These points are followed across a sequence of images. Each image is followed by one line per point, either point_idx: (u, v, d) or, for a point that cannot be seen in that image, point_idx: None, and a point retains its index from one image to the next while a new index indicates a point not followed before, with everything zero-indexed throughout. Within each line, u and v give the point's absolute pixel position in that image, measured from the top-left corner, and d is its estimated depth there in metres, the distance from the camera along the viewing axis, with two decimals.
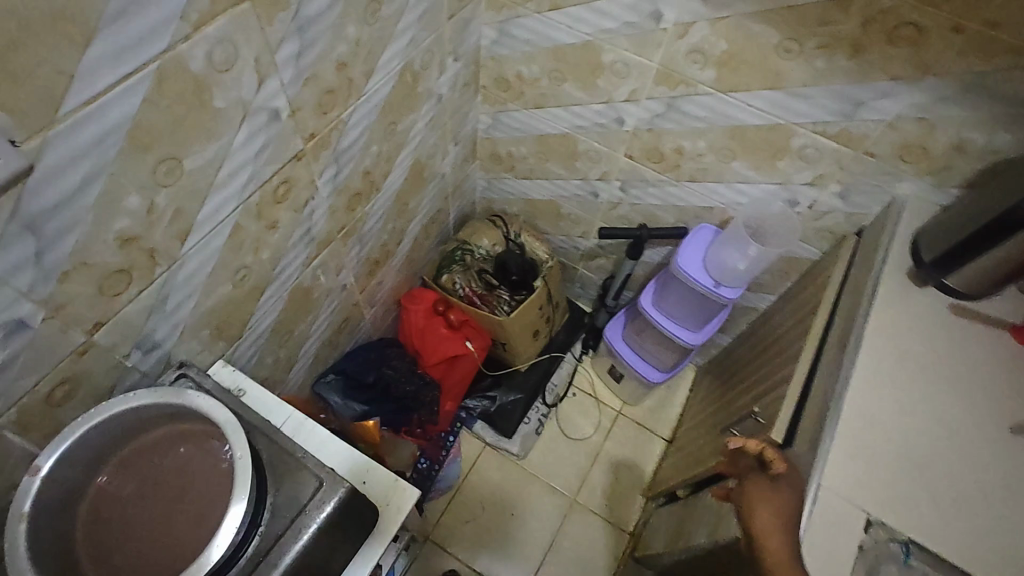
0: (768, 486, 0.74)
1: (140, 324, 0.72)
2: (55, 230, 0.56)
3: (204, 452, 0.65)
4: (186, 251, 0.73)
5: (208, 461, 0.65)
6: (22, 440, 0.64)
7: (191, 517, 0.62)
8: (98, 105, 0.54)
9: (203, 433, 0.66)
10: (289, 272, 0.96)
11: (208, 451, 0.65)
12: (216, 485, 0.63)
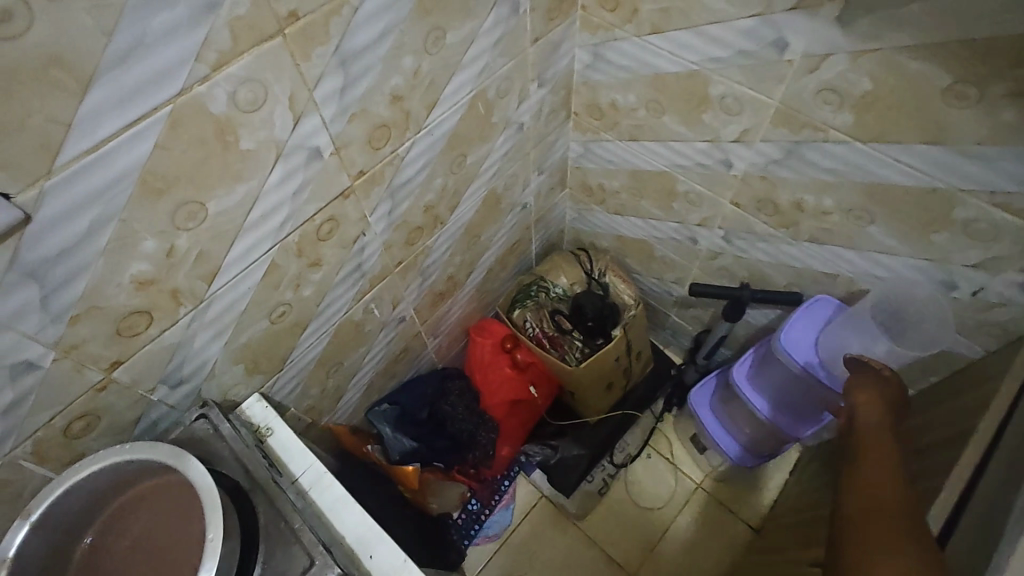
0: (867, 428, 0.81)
1: (164, 361, 0.70)
2: (60, 277, 0.54)
3: (183, 514, 0.63)
4: (213, 291, 0.70)
5: (185, 524, 0.63)
6: (40, 467, 0.65)
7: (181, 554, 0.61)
8: (101, 152, 0.50)
9: (185, 493, 0.64)
10: (336, 307, 0.92)
11: (186, 513, 0.63)
12: (186, 553, 0.61)
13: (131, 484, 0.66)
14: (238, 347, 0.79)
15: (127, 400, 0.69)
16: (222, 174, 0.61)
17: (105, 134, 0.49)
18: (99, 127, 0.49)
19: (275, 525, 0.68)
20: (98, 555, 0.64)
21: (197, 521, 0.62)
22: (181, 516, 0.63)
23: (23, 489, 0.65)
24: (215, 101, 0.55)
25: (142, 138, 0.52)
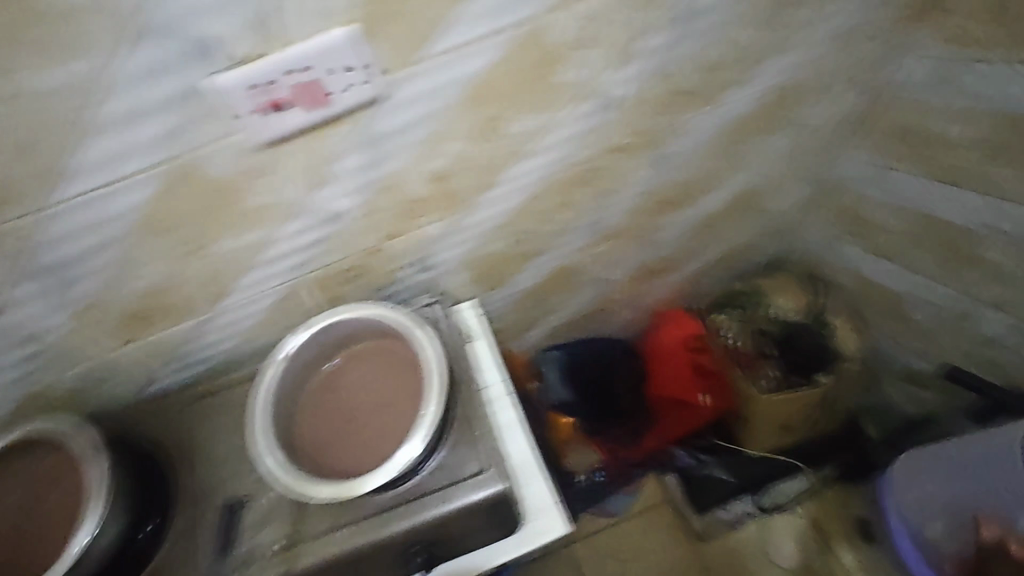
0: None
1: (421, 246, 0.79)
2: (387, 152, 0.64)
3: (404, 377, 0.73)
4: (486, 199, 0.78)
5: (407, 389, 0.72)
6: (310, 295, 0.79)
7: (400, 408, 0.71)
8: (457, 56, 0.58)
9: (407, 360, 0.74)
10: (561, 250, 0.95)
11: (405, 377, 0.73)
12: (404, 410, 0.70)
13: (367, 336, 0.76)
14: (475, 256, 0.87)
15: (381, 267, 0.80)
16: None
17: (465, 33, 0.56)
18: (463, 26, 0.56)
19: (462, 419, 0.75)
20: (326, 384, 0.76)
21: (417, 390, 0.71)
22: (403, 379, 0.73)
23: (293, 308, 0.80)
24: None
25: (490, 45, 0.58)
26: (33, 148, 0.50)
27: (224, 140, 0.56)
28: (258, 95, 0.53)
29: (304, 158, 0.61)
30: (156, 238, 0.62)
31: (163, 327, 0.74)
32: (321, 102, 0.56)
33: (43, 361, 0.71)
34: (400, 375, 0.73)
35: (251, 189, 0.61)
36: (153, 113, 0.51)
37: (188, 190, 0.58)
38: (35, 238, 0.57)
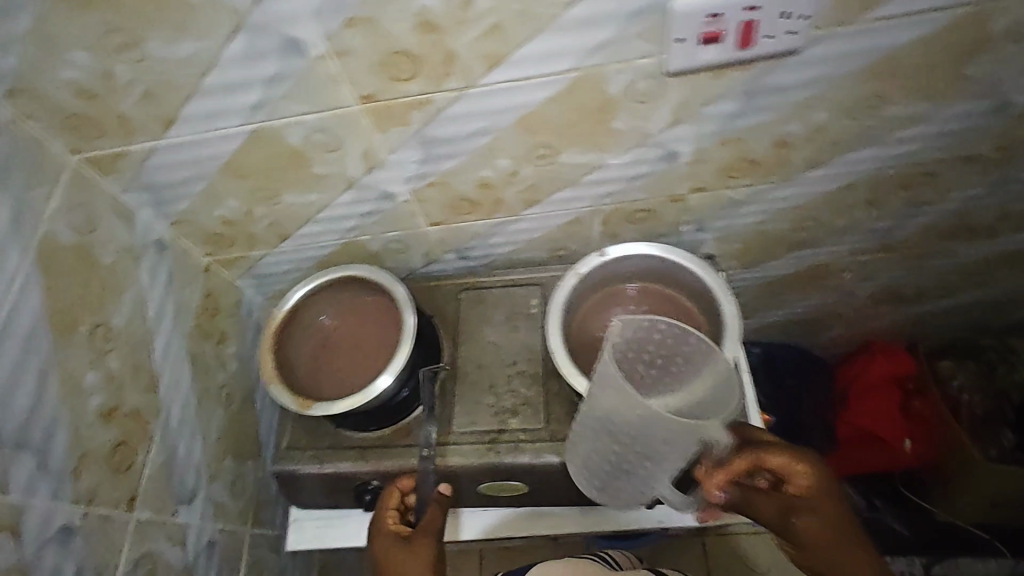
0: (790, 509, 0.63)
1: (716, 206, 0.80)
2: (758, 106, 0.63)
3: (688, 331, 0.75)
4: (801, 176, 0.75)
5: None
6: (596, 223, 0.83)
7: None
8: (890, 23, 0.54)
9: (694, 315, 0.76)
10: (832, 250, 0.92)
11: (689, 331, 0.75)
12: None
13: (656, 278, 0.78)
14: (753, 229, 0.86)
15: (670, 215, 0.82)
16: (932, 81, 0.61)
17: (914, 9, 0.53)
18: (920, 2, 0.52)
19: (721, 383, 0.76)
20: (603, 305, 0.78)
21: (704, 351, 0.73)
22: (687, 332, 0.75)
23: (574, 231, 0.85)
24: (1010, 16, 0.54)
25: (927, 26, 0.55)
26: (483, 27, 0.53)
27: (634, 61, 0.57)
28: (703, 24, 0.52)
29: (682, 99, 0.62)
30: (519, 139, 0.67)
31: (469, 218, 0.81)
32: (750, 43, 0.54)
33: (375, 219, 0.81)
34: (684, 327, 0.76)
35: (623, 113, 0.63)
36: (601, 23, 0.53)
37: (575, 101, 0.62)
38: (440, 113, 0.63)
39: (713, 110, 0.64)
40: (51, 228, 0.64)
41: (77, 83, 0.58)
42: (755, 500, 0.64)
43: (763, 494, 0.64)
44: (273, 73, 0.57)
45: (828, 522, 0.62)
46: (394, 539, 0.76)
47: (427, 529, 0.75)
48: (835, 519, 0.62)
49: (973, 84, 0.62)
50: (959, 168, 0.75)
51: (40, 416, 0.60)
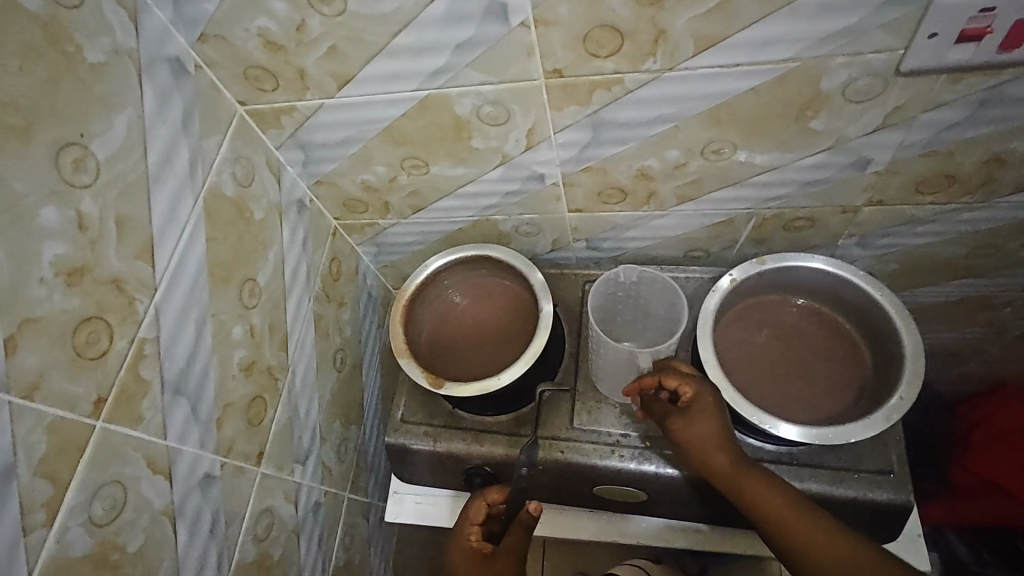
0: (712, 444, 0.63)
1: (889, 222, 0.73)
2: (986, 117, 0.57)
3: (850, 363, 0.70)
4: (1003, 200, 0.67)
5: (850, 375, 0.69)
6: (748, 229, 0.77)
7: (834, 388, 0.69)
8: None
9: (859, 348, 0.70)
10: (1003, 282, 0.82)
11: (851, 363, 0.70)
12: (838, 394, 0.68)
13: (821, 298, 0.73)
14: (923, 253, 0.78)
15: (835, 229, 0.75)
16: None
17: None
18: None
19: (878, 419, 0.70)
20: (758, 316, 0.73)
21: (866, 384, 0.68)
22: (849, 364, 0.70)
23: (722, 234, 0.79)
24: None
25: None
26: (710, 5, 0.49)
27: (867, 55, 0.52)
28: (969, 20, 0.47)
29: (902, 100, 0.56)
30: (700, 130, 0.62)
31: (614, 208, 0.77)
32: (1012, 46, 0.49)
33: (518, 199, 0.78)
34: (846, 358, 0.70)
35: (828, 110, 0.58)
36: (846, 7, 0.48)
37: (781, 93, 0.56)
38: (627, 96, 0.59)
39: (931, 115, 0.57)
40: (218, 177, 0.64)
41: (268, 32, 0.57)
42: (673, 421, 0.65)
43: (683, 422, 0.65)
44: (469, 37, 0.55)
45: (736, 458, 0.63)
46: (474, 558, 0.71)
47: (510, 551, 0.73)
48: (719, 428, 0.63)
49: None
50: None
51: (197, 362, 0.61)
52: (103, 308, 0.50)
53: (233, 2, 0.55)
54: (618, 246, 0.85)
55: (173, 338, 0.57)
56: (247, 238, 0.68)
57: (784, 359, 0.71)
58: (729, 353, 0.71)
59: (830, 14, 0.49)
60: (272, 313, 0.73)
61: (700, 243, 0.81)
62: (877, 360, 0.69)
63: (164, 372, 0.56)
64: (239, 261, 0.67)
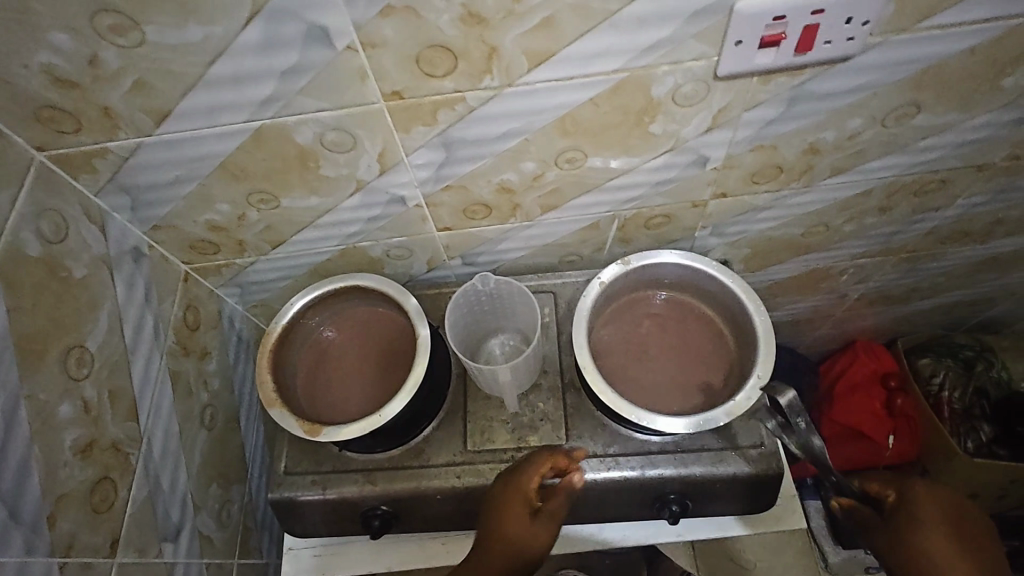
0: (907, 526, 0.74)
1: (735, 211, 0.78)
2: (797, 112, 0.62)
3: (715, 347, 0.74)
4: (824, 183, 0.74)
5: (715, 357, 0.73)
6: (612, 231, 0.80)
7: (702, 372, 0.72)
8: (940, 32, 0.54)
9: (721, 330, 0.75)
10: (839, 253, 0.92)
11: (716, 347, 0.74)
12: (704, 378, 0.72)
13: (683, 288, 0.76)
14: (769, 236, 0.85)
15: (691, 222, 0.80)
16: (964, 90, 0.62)
17: (961, 19, 0.53)
18: (967, 13, 0.53)
19: None
20: (630, 316, 0.76)
21: (729, 365, 0.72)
22: (715, 348, 0.74)
23: (590, 238, 0.81)
24: None
25: (969, 37, 0.55)
26: (534, 21, 0.49)
27: (687, 63, 0.55)
28: (766, 28, 0.51)
29: (724, 103, 0.60)
30: (550, 141, 0.63)
31: (483, 223, 0.76)
32: (806, 50, 0.54)
33: (383, 224, 0.75)
34: (711, 343, 0.74)
35: (663, 115, 0.61)
36: (657, 20, 0.50)
37: (618, 103, 0.58)
38: (471, 114, 0.58)
39: (751, 113, 0.62)
40: (15, 237, 0.55)
41: (53, 68, 0.50)
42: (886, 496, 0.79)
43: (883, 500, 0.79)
44: (293, 64, 0.51)
45: (942, 537, 0.73)
46: (524, 496, 0.65)
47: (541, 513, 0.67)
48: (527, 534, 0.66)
49: (997, 96, 0.63)
50: (971, 176, 0.76)
51: (9, 454, 0.52)
52: None
53: None
54: (493, 258, 0.84)
55: None
56: (66, 302, 0.60)
57: (655, 351, 0.74)
58: (605, 353, 0.73)
59: (644, 25, 0.51)
60: (110, 380, 0.64)
61: (571, 248, 0.83)
62: (737, 343, 0.73)
63: None
64: (58, 329, 0.58)
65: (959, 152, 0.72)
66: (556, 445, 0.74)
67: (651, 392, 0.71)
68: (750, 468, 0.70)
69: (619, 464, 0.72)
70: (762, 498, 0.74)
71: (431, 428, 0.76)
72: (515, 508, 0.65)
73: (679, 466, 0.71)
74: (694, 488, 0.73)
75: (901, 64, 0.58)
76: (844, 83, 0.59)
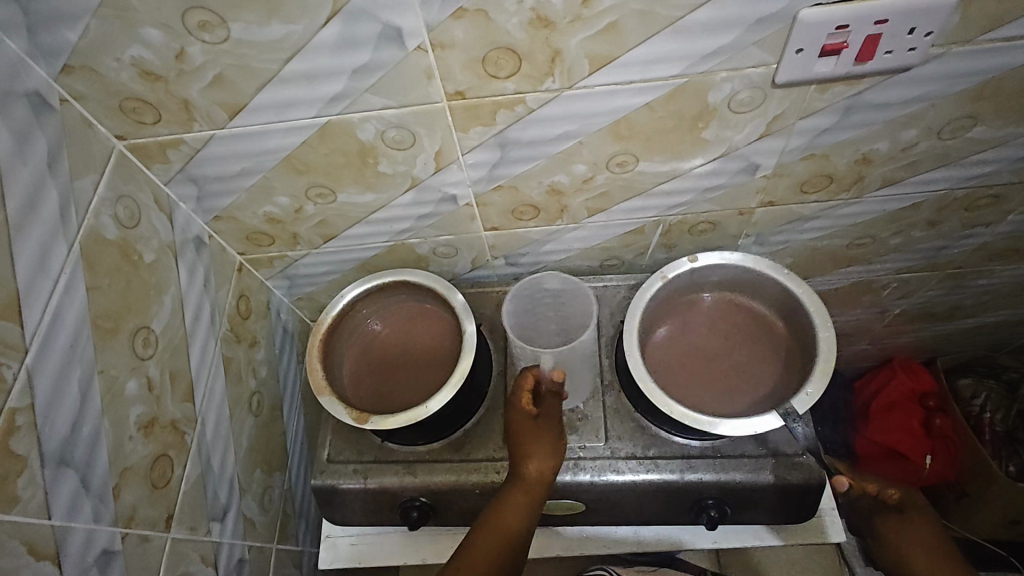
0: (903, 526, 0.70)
1: (781, 220, 0.78)
2: (852, 122, 0.63)
3: (771, 354, 0.74)
4: (873, 194, 0.74)
5: (769, 363, 0.73)
6: (656, 236, 0.81)
7: (754, 377, 0.72)
8: (1003, 45, 0.54)
9: (780, 338, 0.75)
10: (882, 267, 0.91)
11: (772, 353, 0.74)
12: (754, 383, 0.72)
13: (741, 292, 0.77)
14: (813, 247, 0.85)
15: (736, 229, 0.80)
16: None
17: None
18: None
19: None
20: (686, 318, 0.76)
21: (783, 374, 0.72)
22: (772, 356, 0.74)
23: (632, 242, 0.82)
24: None
25: None
26: (600, 26, 0.51)
27: (746, 70, 0.56)
28: (828, 36, 0.52)
29: (779, 110, 0.61)
30: (603, 145, 0.64)
31: (529, 224, 0.77)
32: (866, 59, 0.54)
33: (432, 221, 0.77)
34: (769, 351, 0.74)
35: (717, 121, 0.61)
36: (719, 28, 0.51)
37: (673, 109, 0.59)
38: (529, 115, 0.60)
39: (804, 122, 0.62)
40: (96, 220, 0.58)
41: (142, 62, 0.53)
42: (879, 520, 0.71)
43: (887, 513, 0.70)
44: (364, 63, 0.54)
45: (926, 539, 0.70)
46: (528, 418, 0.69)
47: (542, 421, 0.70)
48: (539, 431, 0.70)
49: None
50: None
51: (84, 424, 0.54)
52: None
53: (97, 30, 0.50)
54: (536, 259, 0.86)
55: (48, 403, 0.51)
56: (137, 284, 0.63)
57: (709, 351, 0.74)
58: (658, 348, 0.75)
59: (704, 31, 0.52)
60: (171, 360, 0.67)
61: (613, 251, 0.84)
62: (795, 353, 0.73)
63: (42, 444, 0.50)
64: (129, 309, 0.61)
65: (1013, 168, 0.72)
66: (594, 444, 0.74)
67: (699, 389, 0.72)
68: (791, 476, 0.70)
69: (658, 467, 0.72)
70: (800, 508, 0.73)
71: (471, 424, 0.78)
72: (525, 427, 0.69)
73: (718, 471, 0.71)
74: (733, 494, 0.72)
75: (960, 76, 0.58)
76: (900, 93, 0.59)
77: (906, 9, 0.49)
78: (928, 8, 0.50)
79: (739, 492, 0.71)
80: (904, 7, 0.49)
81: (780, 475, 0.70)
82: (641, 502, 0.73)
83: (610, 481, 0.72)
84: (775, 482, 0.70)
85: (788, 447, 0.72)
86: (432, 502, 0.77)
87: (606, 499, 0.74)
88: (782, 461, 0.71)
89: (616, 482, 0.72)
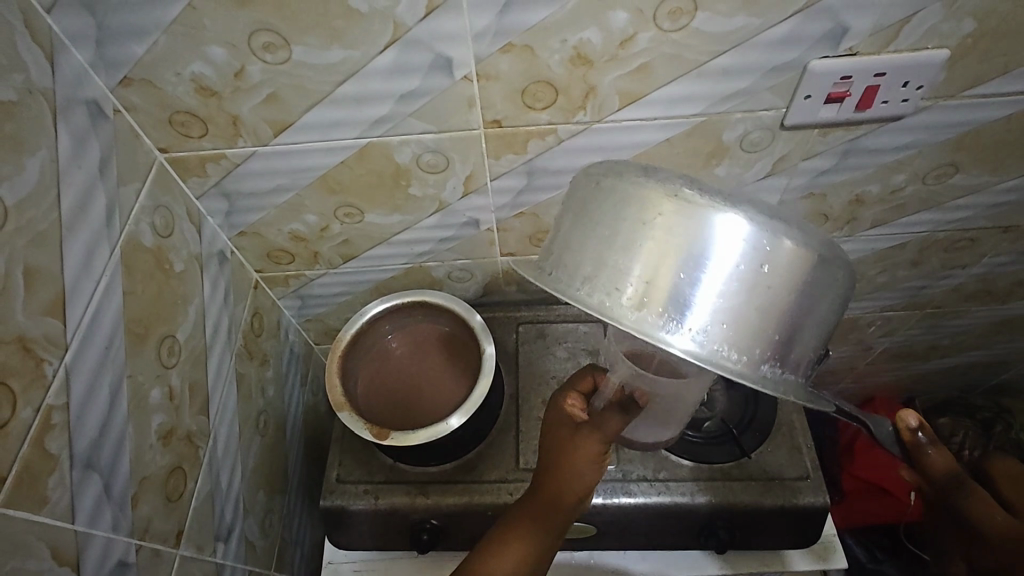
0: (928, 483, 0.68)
1: None
2: (850, 164, 0.69)
3: None
4: (864, 233, 0.80)
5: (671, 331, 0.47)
6: None
7: None
8: (979, 101, 0.62)
9: None
10: (867, 304, 0.97)
11: None
12: None
13: None
14: None
15: None
16: (997, 154, 0.68)
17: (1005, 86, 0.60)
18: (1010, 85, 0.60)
19: (792, 430, 0.78)
20: None
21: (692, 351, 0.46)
22: None
23: None
24: None
25: (1006, 106, 0.62)
26: (633, 66, 0.56)
27: (758, 112, 0.61)
28: (834, 85, 0.58)
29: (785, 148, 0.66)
30: None
31: None
32: (866, 106, 0.60)
33: (452, 245, 0.80)
34: None
35: (729, 157, 0.66)
36: (742, 73, 0.57)
37: (691, 145, 0.64)
38: (559, 145, 0.64)
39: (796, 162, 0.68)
40: (135, 227, 0.59)
41: (201, 77, 0.56)
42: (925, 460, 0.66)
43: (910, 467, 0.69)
44: (413, 88, 0.58)
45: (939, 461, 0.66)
46: (567, 425, 0.60)
47: (586, 431, 0.58)
48: (563, 441, 0.59)
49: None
50: (999, 237, 0.83)
51: (112, 428, 0.54)
52: (7, 372, 0.43)
53: (163, 46, 0.53)
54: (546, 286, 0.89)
55: (81, 401, 0.50)
56: (166, 293, 0.63)
57: None
58: None
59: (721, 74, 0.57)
60: (192, 370, 0.66)
61: None
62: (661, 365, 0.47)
63: (74, 444, 0.49)
64: (159, 316, 0.61)
65: (991, 213, 0.78)
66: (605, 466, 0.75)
67: None
68: (798, 499, 0.72)
69: (668, 489, 0.73)
70: (805, 532, 0.75)
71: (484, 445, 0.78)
72: (563, 429, 0.60)
73: (725, 493, 0.73)
74: (742, 518, 0.74)
75: (947, 127, 0.64)
76: (894, 135, 0.65)
77: (897, 65, 0.57)
78: (920, 62, 0.56)
79: (748, 514, 0.73)
80: (899, 62, 0.56)
81: (788, 498, 0.72)
82: (648, 523, 0.75)
83: (619, 502, 0.73)
84: (782, 503, 0.72)
85: (793, 469, 0.74)
86: (445, 525, 0.76)
87: (614, 522, 0.74)
88: (786, 482, 0.73)
89: (625, 504, 0.73)
